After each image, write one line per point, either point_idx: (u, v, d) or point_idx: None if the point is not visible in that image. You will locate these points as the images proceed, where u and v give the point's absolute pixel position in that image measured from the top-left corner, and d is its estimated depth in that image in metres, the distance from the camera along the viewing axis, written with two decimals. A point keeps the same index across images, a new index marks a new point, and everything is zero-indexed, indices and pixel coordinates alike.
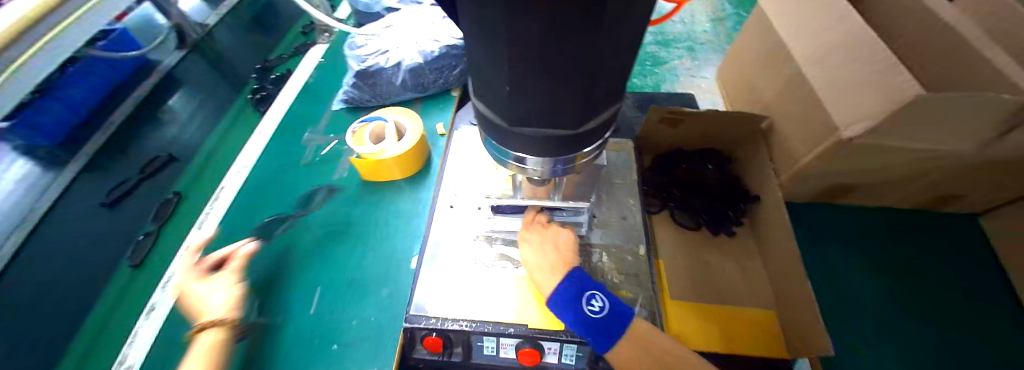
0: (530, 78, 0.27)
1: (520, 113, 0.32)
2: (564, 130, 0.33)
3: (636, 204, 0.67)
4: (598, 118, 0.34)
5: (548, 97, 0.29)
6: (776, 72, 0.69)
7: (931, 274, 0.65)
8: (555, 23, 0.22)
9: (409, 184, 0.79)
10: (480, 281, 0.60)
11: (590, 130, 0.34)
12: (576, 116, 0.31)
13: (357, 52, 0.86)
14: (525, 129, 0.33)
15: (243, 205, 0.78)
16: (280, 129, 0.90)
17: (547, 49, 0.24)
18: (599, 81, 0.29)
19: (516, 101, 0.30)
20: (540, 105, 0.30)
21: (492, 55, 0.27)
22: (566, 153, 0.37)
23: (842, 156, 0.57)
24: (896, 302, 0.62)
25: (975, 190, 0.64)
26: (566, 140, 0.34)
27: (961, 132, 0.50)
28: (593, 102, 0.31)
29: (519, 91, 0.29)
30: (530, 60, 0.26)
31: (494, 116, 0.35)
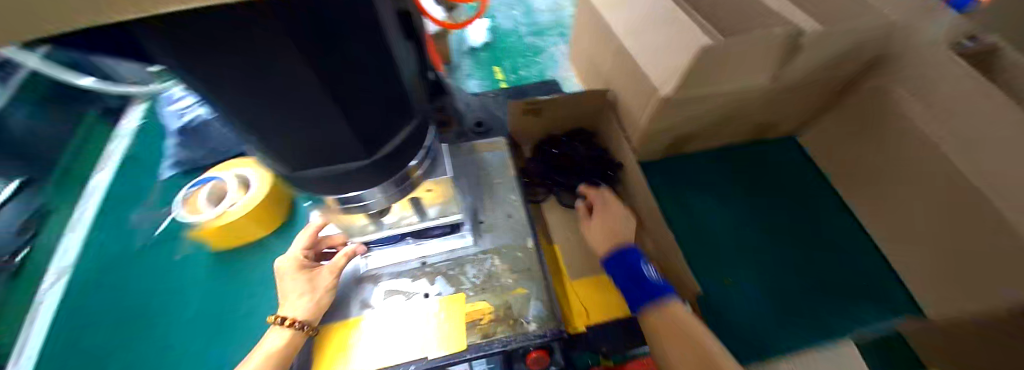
0: (273, 114, 0.26)
1: (298, 155, 0.30)
2: (358, 161, 0.32)
3: (517, 199, 0.67)
4: (396, 140, 0.33)
5: (310, 129, 0.28)
6: (603, 45, 0.75)
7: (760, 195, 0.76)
8: (254, 52, 0.22)
9: (277, 238, 0.69)
10: (372, 327, 0.55)
11: (390, 152, 0.33)
12: (361, 146, 0.30)
13: (172, 108, 0.74)
14: (313, 171, 0.32)
15: (72, 324, 0.65)
16: (104, 218, 0.76)
17: (263, 79, 0.24)
18: (360, 102, 0.28)
19: (282, 141, 0.29)
20: (312, 141, 0.29)
21: (219, 99, 0.25)
22: (385, 181, 0.35)
23: (671, 112, 0.62)
24: (745, 226, 0.72)
25: (783, 114, 0.74)
26: (369, 170, 0.33)
27: (746, 68, 0.56)
28: (369, 124, 0.30)
29: (272, 130, 0.28)
30: (263, 95, 0.25)
31: (278, 166, 0.32)
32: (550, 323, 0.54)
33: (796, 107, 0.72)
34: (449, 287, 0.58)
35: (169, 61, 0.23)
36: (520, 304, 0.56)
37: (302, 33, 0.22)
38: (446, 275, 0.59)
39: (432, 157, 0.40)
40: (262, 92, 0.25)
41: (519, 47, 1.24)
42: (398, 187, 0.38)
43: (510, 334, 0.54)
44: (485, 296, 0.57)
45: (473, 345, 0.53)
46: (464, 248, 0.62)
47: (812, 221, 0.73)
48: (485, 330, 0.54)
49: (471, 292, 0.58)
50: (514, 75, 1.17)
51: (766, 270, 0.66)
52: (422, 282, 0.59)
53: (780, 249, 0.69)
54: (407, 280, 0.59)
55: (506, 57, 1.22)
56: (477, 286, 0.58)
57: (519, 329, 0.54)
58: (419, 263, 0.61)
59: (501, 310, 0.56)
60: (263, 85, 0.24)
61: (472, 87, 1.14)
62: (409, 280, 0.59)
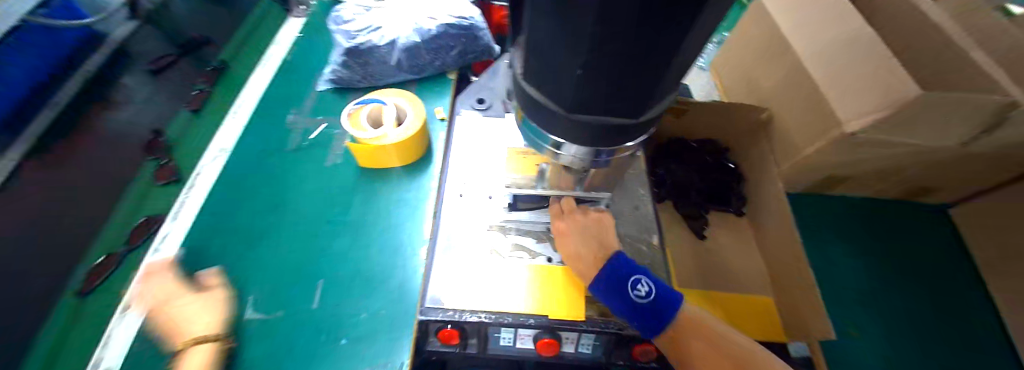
0: (610, 67, 0.26)
1: (584, 102, 0.31)
2: (624, 119, 0.33)
3: (646, 194, 0.67)
4: (655, 108, 0.34)
5: (623, 85, 0.28)
6: (777, 65, 0.71)
7: (908, 259, 0.71)
8: (675, 9, 0.21)
9: (407, 173, 0.75)
10: (495, 273, 0.58)
11: (648, 118, 0.34)
12: (640, 107, 0.32)
13: (344, 27, 0.80)
14: (582, 116, 0.33)
15: (222, 191, 0.70)
16: (258, 109, 0.82)
17: (645, 35, 0.23)
18: (674, 70, 0.28)
19: (586, 88, 0.29)
20: (610, 94, 0.30)
21: (572, 40, 0.25)
22: (619, 141, 0.37)
23: (842, 149, 0.60)
24: (881, 285, 0.67)
25: (945, 184, 0.70)
26: (625, 129, 0.34)
27: (950, 128, 0.54)
28: (655, 93, 0.31)
29: (587, 82, 0.28)
30: (623, 50, 0.24)
31: (551, 103, 0.34)
32: None
33: (963, 180, 0.68)
34: None
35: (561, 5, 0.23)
36: None
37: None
38: None
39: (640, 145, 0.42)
40: (616, 54, 0.25)
41: None
42: (601, 154, 0.42)
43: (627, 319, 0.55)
44: None
45: (589, 318, 0.55)
46: None
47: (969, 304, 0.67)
48: (603, 308, 0.56)
49: None
50: None
51: (895, 335, 0.62)
52: (546, 246, 0.61)
53: (918, 319, 0.64)
54: (533, 240, 0.62)
55: None
56: None
57: None
58: (546, 228, 0.63)
59: None
60: (637, 43, 0.23)
61: None
62: (535, 240, 0.62)
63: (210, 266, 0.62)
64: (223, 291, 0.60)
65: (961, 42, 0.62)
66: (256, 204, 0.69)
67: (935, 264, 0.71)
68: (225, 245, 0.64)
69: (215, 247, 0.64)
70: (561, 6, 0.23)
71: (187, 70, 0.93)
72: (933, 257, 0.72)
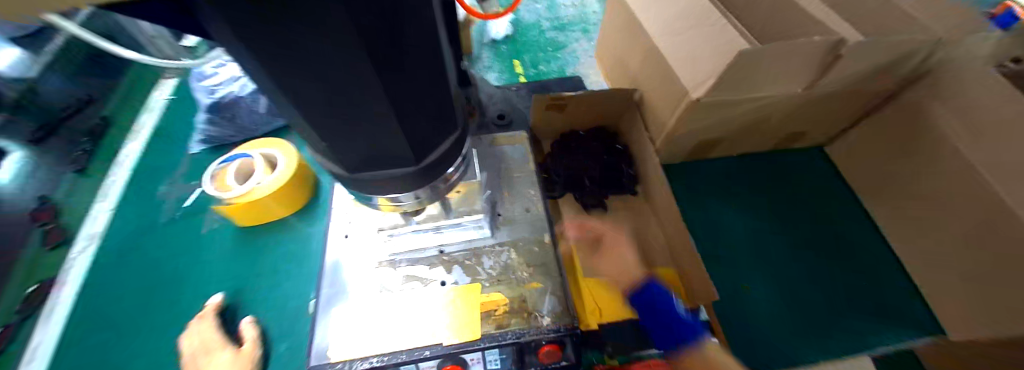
0: (326, 109, 0.26)
1: (352, 161, 0.32)
2: (403, 168, 0.33)
3: (536, 194, 0.67)
4: (438, 149, 0.35)
5: (364, 131, 0.29)
6: (636, 42, 0.73)
7: (779, 205, 0.79)
8: (318, 48, 0.21)
9: (301, 219, 0.73)
10: (389, 310, 0.56)
11: (433, 161, 0.35)
12: (409, 154, 0.32)
13: (205, 84, 0.78)
14: (364, 173, 0.34)
15: (101, 287, 0.70)
16: (131, 188, 0.83)
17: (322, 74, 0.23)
18: (414, 107, 0.29)
19: (339, 145, 0.30)
20: (365, 147, 0.30)
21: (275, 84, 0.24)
22: (421, 188, 0.37)
23: (699, 116, 0.61)
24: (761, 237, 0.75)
25: (809, 124, 0.76)
26: (413, 177, 0.34)
27: (782, 78, 0.56)
28: (420, 132, 0.31)
29: (330, 127, 0.28)
30: (320, 93, 0.24)
31: (334, 167, 0.34)
32: (564, 318, 0.54)
33: (821, 117, 0.73)
34: (465, 277, 0.59)
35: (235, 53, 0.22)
36: (536, 298, 0.57)
37: (367, 36, 0.21)
38: (463, 266, 0.60)
39: (467, 162, 0.42)
40: (325, 95, 0.25)
41: (540, 42, 1.35)
42: (435, 192, 0.41)
43: (524, 326, 0.54)
44: (499, 287, 0.58)
45: (486, 335, 0.53)
46: (483, 239, 0.63)
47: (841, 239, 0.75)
48: (499, 321, 0.55)
49: (486, 283, 0.58)
50: (535, 69, 1.26)
51: (779, 280, 0.69)
52: (438, 270, 0.60)
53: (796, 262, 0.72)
54: (425, 267, 0.60)
55: (531, 49, 1.32)
56: (493, 277, 0.59)
57: (533, 322, 0.54)
58: (437, 252, 0.62)
59: (516, 302, 0.56)
60: (332, 82, 0.24)
61: (494, 80, 1.24)
62: (427, 267, 0.60)
63: (90, 368, 0.62)
64: None
65: None
66: (135, 289, 0.69)
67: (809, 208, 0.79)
68: (103, 343, 0.64)
69: (94, 346, 0.64)
70: (233, 51, 0.22)
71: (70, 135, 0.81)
72: (794, 199, 0.80)
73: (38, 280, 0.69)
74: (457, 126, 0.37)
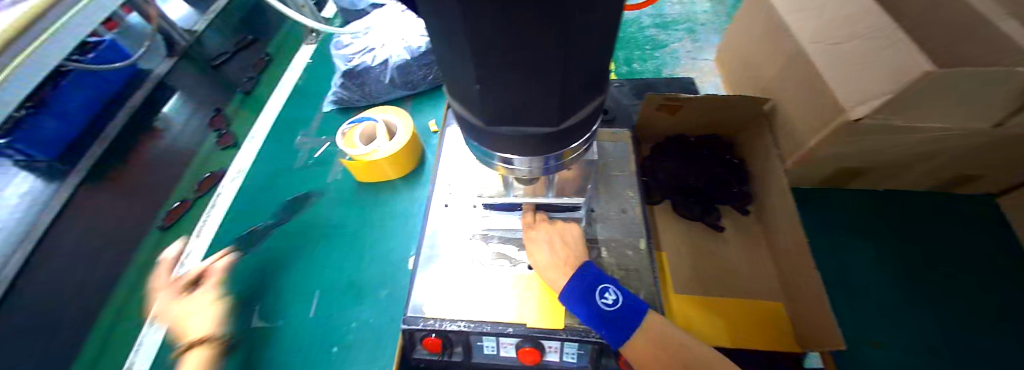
0: (496, 74, 0.27)
1: (493, 114, 0.33)
2: (542, 128, 0.34)
3: (635, 197, 0.65)
4: (578, 114, 0.35)
5: (520, 91, 0.29)
6: (775, 49, 0.66)
7: (925, 257, 0.67)
8: (521, 16, 0.21)
9: (405, 183, 0.80)
10: (479, 282, 0.58)
11: (571, 125, 0.35)
12: (554, 116, 0.32)
13: (343, 52, 0.89)
14: (502, 128, 0.35)
15: (240, 212, 0.82)
16: (270, 133, 0.95)
17: (511, 43, 0.24)
18: (573, 77, 0.29)
19: (489, 99, 0.31)
20: (513, 103, 0.31)
21: (460, 50, 0.26)
22: (550, 149, 0.37)
23: (848, 138, 0.54)
24: (902, 288, 0.65)
25: (985, 169, 0.63)
26: (548, 137, 0.35)
27: (977, 108, 0.47)
28: (569, 101, 0.31)
29: (491, 91, 0.29)
30: (501, 58, 0.25)
31: (470, 116, 0.36)
32: None
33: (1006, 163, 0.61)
34: None
35: (443, 17, 0.23)
36: None
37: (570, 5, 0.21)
38: None
39: (590, 143, 0.42)
40: (501, 62, 0.26)
41: (639, 39, 1.28)
42: (553, 164, 0.42)
43: None
44: None
45: (569, 327, 0.54)
46: None
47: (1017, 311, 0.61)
48: None
49: None
50: (627, 67, 1.20)
51: (925, 345, 0.59)
52: (526, 253, 0.61)
53: (952, 329, 0.60)
54: (513, 247, 0.62)
55: (627, 46, 1.27)
56: None
57: None
58: None
59: None
60: (515, 49, 0.24)
61: None
62: (516, 248, 0.62)
63: None
64: (242, 301, 0.70)
65: (990, 7, 0.55)
66: (270, 219, 0.80)
67: (976, 267, 0.66)
68: (240, 259, 0.75)
69: (233, 260, 0.75)
70: (437, 13, 0.23)
71: (240, 61, 1.11)
72: (958, 263, 0.67)
73: (209, 170, 0.89)
74: (599, 91, 0.35)
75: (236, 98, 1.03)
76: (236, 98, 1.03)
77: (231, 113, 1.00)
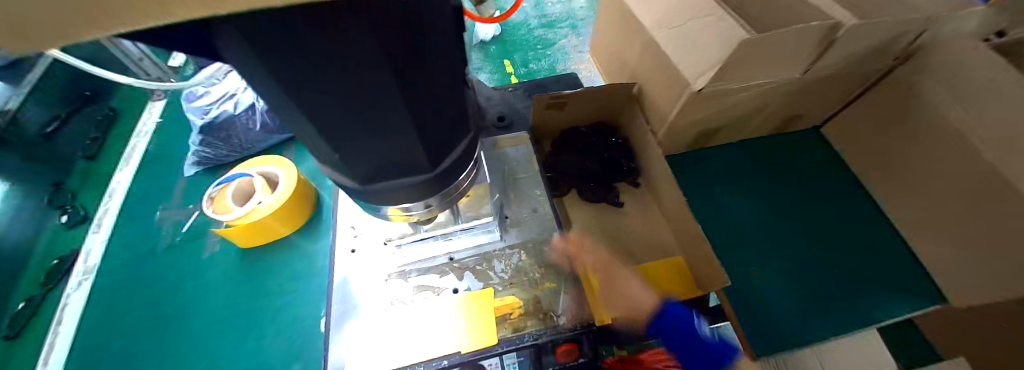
0: (339, 124, 0.25)
1: (366, 173, 0.31)
2: (420, 176, 0.33)
3: (543, 194, 0.67)
4: (454, 153, 0.34)
5: (379, 141, 0.27)
6: (632, 36, 0.73)
7: (782, 193, 0.80)
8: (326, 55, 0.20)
9: (303, 235, 0.73)
10: (405, 320, 0.55)
11: (448, 167, 0.34)
12: (425, 161, 0.31)
13: (197, 104, 0.78)
14: (379, 185, 0.33)
15: (93, 323, 0.69)
16: (122, 216, 0.81)
17: (339, 92, 0.22)
18: (430, 118, 0.28)
19: (353, 159, 0.29)
20: (381, 158, 0.29)
21: (282, 99, 0.24)
22: (435, 193, 0.36)
23: (700, 106, 0.61)
24: (767, 223, 0.76)
25: (807, 108, 0.77)
26: (429, 182, 0.34)
27: (782, 64, 0.57)
28: (438, 142, 0.31)
29: (346, 145, 0.28)
30: (328, 104, 0.23)
31: (346, 181, 0.34)
32: (580, 318, 0.55)
33: (818, 100, 0.75)
34: (477, 283, 0.59)
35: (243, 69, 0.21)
36: (549, 297, 0.57)
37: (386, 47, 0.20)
38: (474, 271, 0.60)
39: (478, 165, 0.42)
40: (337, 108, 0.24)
41: (529, 40, 1.35)
42: (449, 195, 0.39)
43: (540, 327, 0.55)
44: (513, 290, 0.58)
45: (503, 339, 0.54)
46: (492, 243, 0.62)
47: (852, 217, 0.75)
48: (516, 324, 0.56)
49: (499, 287, 0.58)
50: (524, 69, 1.25)
51: (793, 267, 0.70)
52: (450, 277, 0.59)
53: (810, 249, 0.72)
54: (436, 275, 0.60)
55: (520, 49, 1.32)
56: (506, 281, 0.59)
57: (548, 322, 0.56)
58: (447, 259, 0.61)
59: (531, 303, 0.57)
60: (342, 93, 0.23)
61: (486, 80, 1.23)
62: (439, 275, 0.60)
63: None
64: None
65: None
66: (136, 320, 0.68)
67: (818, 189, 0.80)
68: None
69: None
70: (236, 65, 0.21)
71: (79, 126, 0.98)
72: (802, 187, 0.80)
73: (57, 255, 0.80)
74: (468, 129, 0.35)
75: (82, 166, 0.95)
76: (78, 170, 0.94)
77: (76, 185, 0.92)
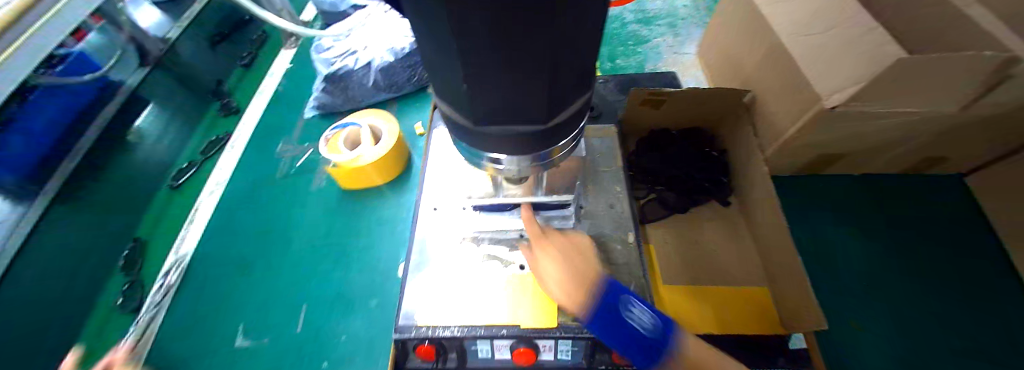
0: (488, 74, 0.27)
1: (485, 115, 0.33)
2: (532, 126, 0.34)
3: (622, 191, 0.66)
4: (567, 110, 0.35)
5: (507, 91, 0.29)
6: (753, 40, 0.68)
7: (906, 242, 0.70)
8: (509, 18, 0.21)
9: (392, 189, 0.79)
10: (472, 285, 0.58)
11: (558, 123, 0.35)
12: (541, 113, 0.32)
13: (324, 56, 0.87)
14: (491, 128, 0.34)
15: (218, 226, 0.81)
16: (249, 144, 0.94)
17: (496, 43, 0.24)
18: (556, 82, 0.29)
19: (477, 100, 0.31)
20: (503, 103, 0.31)
21: (444, 48, 0.25)
22: (540, 147, 0.37)
23: (825, 126, 0.55)
24: (878, 269, 0.67)
25: (955, 149, 0.66)
26: (538, 135, 0.35)
27: (942, 94, 0.49)
28: (557, 98, 0.31)
29: (480, 89, 0.29)
30: (488, 56, 0.25)
31: (460, 118, 0.36)
32: None
33: (973, 143, 0.64)
34: None
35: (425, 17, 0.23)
36: None
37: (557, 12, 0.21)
38: None
39: (579, 139, 0.42)
40: (490, 60, 0.25)
41: (621, 35, 1.30)
42: (542, 161, 0.41)
43: None
44: None
45: (562, 325, 0.54)
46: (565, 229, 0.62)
47: (989, 288, 0.64)
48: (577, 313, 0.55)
49: None
50: (612, 63, 1.21)
51: (902, 325, 0.61)
52: (519, 253, 0.61)
53: (926, 308, 0.63)
54: (505, 248, 0.62)
55: (611, 42, 1.28)
56: None
57: None
58: (518, 235, 0.62)
59: None
60: (501, 48, 0.24)
61: None
62: (508, 249, 0.62)
63: (210, 294, 0.72)
64: (224, 318, 0.69)
65: None
66: (250, 232, 0.79)
67: (949, 247, 0.69)
68: (222, 275, 0.74)
69: (214, 276, 0.74)
70: (421, 13, 0.23)
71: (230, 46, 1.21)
72: (921, 236, 0.70)
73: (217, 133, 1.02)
74: (588, 87, 0.35)
75: (234, 75, 1.19)
76: (234, 73, 1.19)
77: (234, 86, 1.16)
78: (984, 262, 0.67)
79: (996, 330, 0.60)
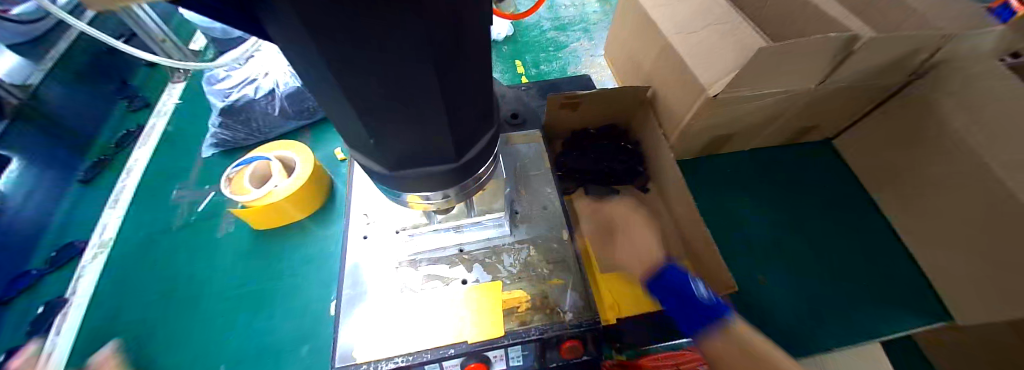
0: (379, 109, 0.25)
1: (395, 161, 0.31)
2: (443, 165, 0.33)
3: (553, 192, 0.68)
4: (477, 146, 0.34)
5: (411, 128, 0.28)
6: (647, 39, 0.74)
7: (796, 203, 0.80)
8: (381, 44, 0.20)
9: (315, 223, 0.74)
10: (414, 308, 0.55)
11: (470, 161, 0.34)
12: (452, 152, 0.32)
13: (218, 87, 0.80)
14: (406, 171, 0.33)
15: (108, 295, 0.69)
16: (138, 196, 0.81)
17: (382, 72, 0.22)
18: (462, 108, 0.29)
19: (384, 143, 0.29)
20: (412, 147, 0.30)
21: (322, 78, 0.23)
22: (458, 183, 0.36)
23: (714, 112, 0.62)
24: (781, 232, 0.76)
25: (819, 120, 0.78)
26: (451, 174, 0.34)
27: (801, 74, 0.57)
28: (462, 135, 0.31)
29: (383, 131, 0.28)
30: (370, 87, 0.24)
31: (373, 164, 0.34)
32: (585, 314, 0.54)
33: (834, 113, 0.76)
34: (486, 275, 0.59)
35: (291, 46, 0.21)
36: (557, 293, 0.57)
37: (436, 32, 0.21)
38: (483, 264, 0.60)
39: (498, 164, 0.42)
40: (376, 90, 0.24)
41: (541, 42, 1.35)
42: (469, 190, 0.40)
43: (546, 322, 0.54)
44: (521, 284, 0.58)
45: (509, 332, 0.54)
46: (502, 238, 0.63)
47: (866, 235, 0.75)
48: (522, 318, 0.55)
49: (506, 280, 0.58)
50: (536, 69, 1.26)
51: (804, 279, 0.70)
52: (459, 268, 0.60)
53: (820, 264, 0.72)
54: (445, 266, 0.60)
55: (531, 50, 1.33)
56: (514, 275, 0.59)
57: (555, 317, 0.55)
58: (456, 251, 0.62)
59: (538, 299, 0.56)
60: (380, 75, 0.23)
61: (497, 79, 1.23)
62: (447, 266, 0.60)
63: None
64: None
65: None
66: (150, 296, 0.69)
67: (831, 204, 0.80)
68: (117, 352, 0.64)
69: (108, 355, 0.63)
70: (292, 43, 0.21)
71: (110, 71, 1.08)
72: (810, 199, 0.81)
73: (127, 129, 1.01)
74: (491, 124, 0.36)
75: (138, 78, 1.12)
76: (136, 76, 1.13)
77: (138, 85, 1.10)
78: (858, 212, 0.79)
79: (873, 269, 0.71)
